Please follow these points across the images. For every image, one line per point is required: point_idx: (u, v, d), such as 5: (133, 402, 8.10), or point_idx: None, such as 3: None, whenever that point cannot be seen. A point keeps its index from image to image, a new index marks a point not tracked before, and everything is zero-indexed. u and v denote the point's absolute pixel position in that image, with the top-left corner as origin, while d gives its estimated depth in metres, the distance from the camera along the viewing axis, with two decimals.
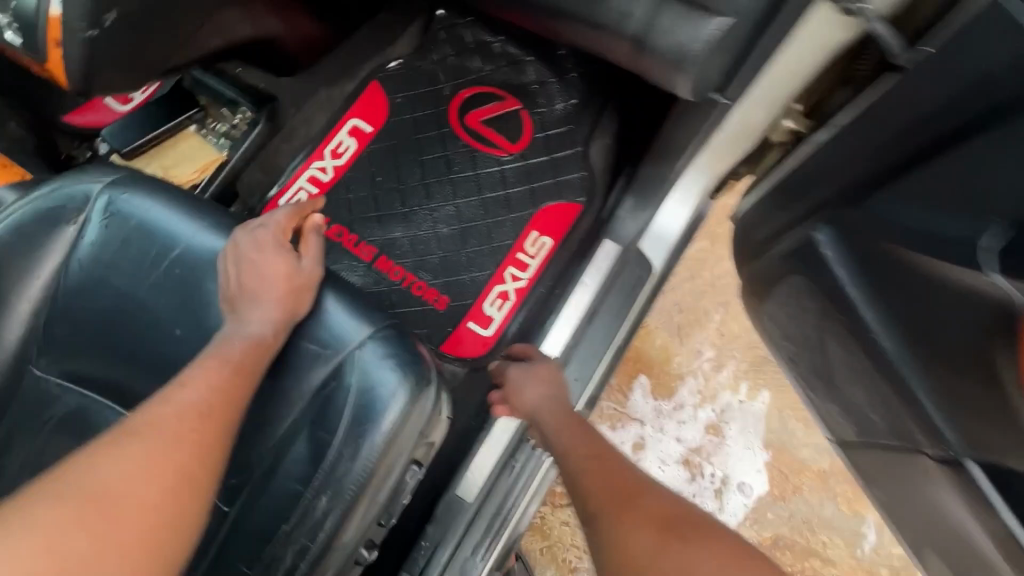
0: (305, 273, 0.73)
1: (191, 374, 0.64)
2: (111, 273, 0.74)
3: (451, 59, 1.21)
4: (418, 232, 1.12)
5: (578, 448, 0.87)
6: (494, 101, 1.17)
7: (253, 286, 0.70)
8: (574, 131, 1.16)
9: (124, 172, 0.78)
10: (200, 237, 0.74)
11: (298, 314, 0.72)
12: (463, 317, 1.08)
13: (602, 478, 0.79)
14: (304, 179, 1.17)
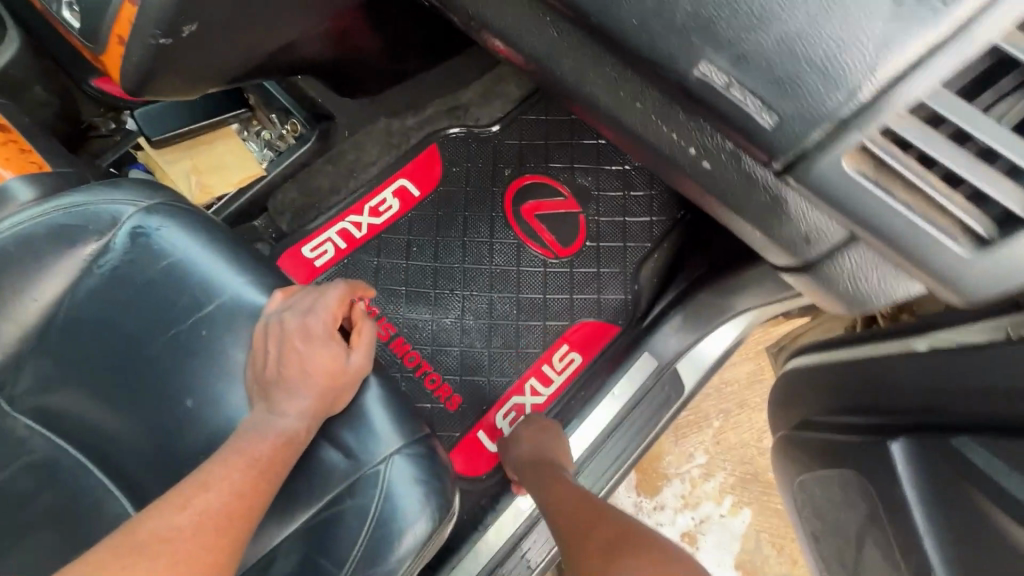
0: (351, 370, 0.65)
1: (212, 473, 0.55)
2: (123, 315, 0.64)
3: (522, 144, 1.17)
4: (445, 317, 1.09)
5: (569, 511, 0.78)
6: (553, 200, 1.15)
7: (291, 375, 0.62)
8: (626, 241, 1.13)
9: (162, 198, 0.69)
10: (235, 296, 0.66)
11: (334, 410, 0.64)
12: (473, 427, 1.04)
13: (585, 542, 0.68)
14: (334, 231, 1.09)
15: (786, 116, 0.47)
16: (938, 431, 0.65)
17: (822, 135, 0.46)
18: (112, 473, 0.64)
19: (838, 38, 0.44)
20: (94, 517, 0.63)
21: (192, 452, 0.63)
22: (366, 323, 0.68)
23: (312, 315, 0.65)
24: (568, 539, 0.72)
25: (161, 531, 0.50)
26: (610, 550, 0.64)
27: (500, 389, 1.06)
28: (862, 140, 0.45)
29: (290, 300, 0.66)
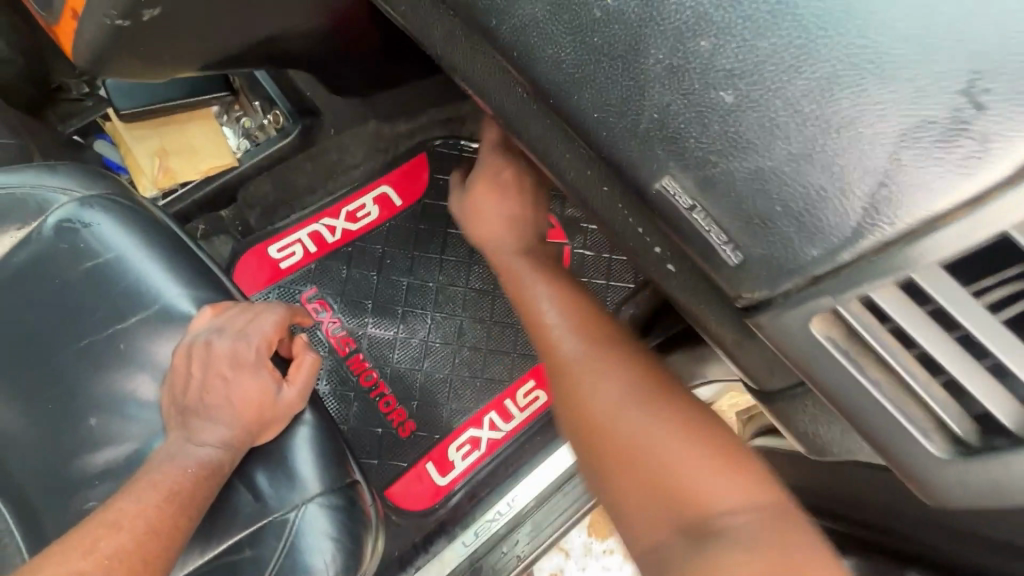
0: (281, 405, 0.59)
1: (122, 508, 0.50)
2: (34, 314, 0.59)
3: None
4: (409, 337, 1.04)
5: (579, 355, 0.57)
6: None
7: (213, 404, 0.57)
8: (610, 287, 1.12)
9: (99, 190, 0.63)
10: (156, 311, 0.61)
11: (260, 441, 0.58)
12: (423, 456, 0.99)
13: (613, 406, 0.52)
14: (305, 232, 1.04)
15: (754, 258, 0.42)
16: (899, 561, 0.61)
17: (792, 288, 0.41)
18: None
19: (809, 188, 0.40)
20: None
21: (86, 475, 0.58)
22: (307, 354, 0.63)
23: (243, 340, 0.59)
24: (586, 406, 0.53)
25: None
26: (652, 428, 0.50)
27: (456, 420, 1.01)
28: (835, 306, 0.40)
29: (220, 319, 0.60)
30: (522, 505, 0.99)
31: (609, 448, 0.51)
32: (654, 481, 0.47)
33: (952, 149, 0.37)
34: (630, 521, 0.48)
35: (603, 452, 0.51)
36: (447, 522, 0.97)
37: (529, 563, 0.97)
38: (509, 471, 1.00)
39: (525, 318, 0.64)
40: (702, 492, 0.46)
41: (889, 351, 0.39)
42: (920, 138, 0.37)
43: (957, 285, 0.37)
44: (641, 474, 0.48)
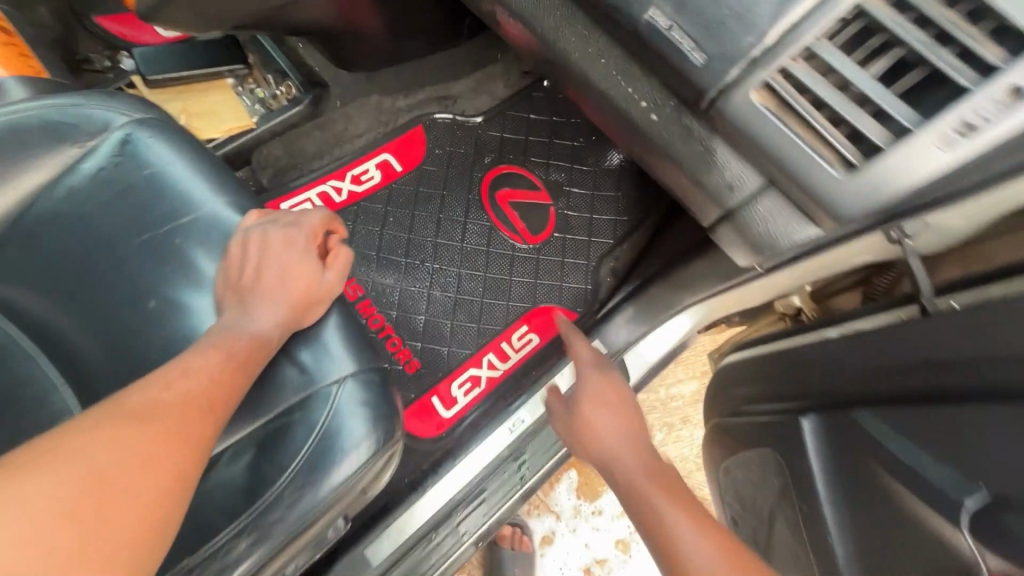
0: (324, 286, 0.69)
1: (191, 362, 0.58)
2: (100, 214, 0.68)
3: (503, 137, 1.24)
4: (411, 286, 1.13)
5: (660, 497, 0.73)
6: (528, 188, 1.22)
7: (267, 284, 0.66)
8: (593, 245, 1.21)
9: (155, 115, 0.73)
10: (210, 214, 0.69)
11: (303, 323, 0.67)
12: (427, 391, 1.06)
13: (675, 540, 0.67)
14: (315, 192, 1.13)
15: (714, 56, 0.57)
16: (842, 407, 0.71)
17: (741, 72, 0.56)
18: (64, 363, 0.66)
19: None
20: (40, 400, 0.65)
21: (145, 353, 0.65)
22: (343, 252, 0.73)
23: (292, 228, 0.71)
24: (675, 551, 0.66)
25: (148, 405, 0.51)
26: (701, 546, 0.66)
27: (457, 360, 1.10)
28: (768, 81, 0.55)
29: (267, 218, 0.70)
30: (518, 433, 1.05)
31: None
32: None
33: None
34: None
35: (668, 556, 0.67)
36: (452, 450, 1.03)
37: (528, 485, 1.06)
38: (508, 403, 1.08)
39: (619, 482, 0.79)
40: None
41: (815, 119, 0.54)
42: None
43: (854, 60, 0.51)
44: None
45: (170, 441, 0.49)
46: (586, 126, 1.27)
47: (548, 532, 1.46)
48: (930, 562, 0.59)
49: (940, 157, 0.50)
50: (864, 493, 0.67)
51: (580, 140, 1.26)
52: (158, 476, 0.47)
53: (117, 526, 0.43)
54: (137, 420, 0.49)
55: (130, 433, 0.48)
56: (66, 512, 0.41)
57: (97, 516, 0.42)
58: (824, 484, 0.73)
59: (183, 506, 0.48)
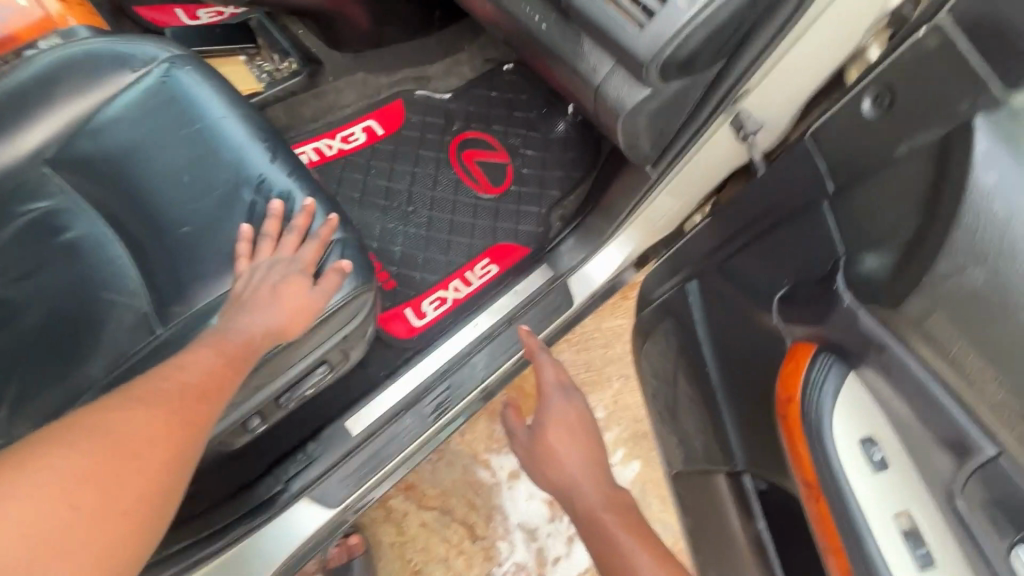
0: (313, 299, 0.81)
1: (189, 360, 0.69)
2: (148, 118, 0.89)
3: (468, 109, 1.49)
4: (389, 225, 1.36)
5: (598, 509, 1.00)
6: (489, 149, 1.47)
7: (264, 299, 0.79)
8: (542, 195, 1.44)
9: (191, 52, 0.95)
10: (234, 123, 0.91)
11: (290, 333, 0.80)
12: (401, 304, 1.28)
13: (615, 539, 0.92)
14: (310, 147, 1.37)
15: None
16: (712, 268, 0.94)
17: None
18: (115, 223, 0.86)
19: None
20: (97, 248, 0.85)
21: (181, 213, 0.86)
22: (335, 274, 0.84)
23: (291, 262, 0.83)
24: (613, 546, 0.91)
25: (153, 390, 0.62)
26: (624, 537, 0.92)
27: (427, 284, 1.32)
28: None
29: (276, 256, 0.83)
30: (476, 338, 1.26)
31: (606, 545, 0.92)
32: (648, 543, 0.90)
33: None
34: None
35: (599, 540, 0.94)
36: (421, 349, 1.23)
37: (484, 382, 1.25)
38: (468, 315, 1.29)
39: (572, 499, 1.05)
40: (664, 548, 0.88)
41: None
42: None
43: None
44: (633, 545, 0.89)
45: (172, 426, 0.59)
46: (540, 100, 1.52)
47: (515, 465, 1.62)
48: (758, 355, 0.81)
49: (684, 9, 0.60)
50: (724, 323, 0.89)
51: (534, 112, 1.51)
52: (159, 450, 0.57)
53: (125, 488, 0.52)
54: (142, 403, 0.60)
55: (137, 412, 0.58)
56: (82, 476, 0.50)
57: (108, 480, 0.51)
58: (706, 333, 0.94)
59: (183, 479, 0.59)
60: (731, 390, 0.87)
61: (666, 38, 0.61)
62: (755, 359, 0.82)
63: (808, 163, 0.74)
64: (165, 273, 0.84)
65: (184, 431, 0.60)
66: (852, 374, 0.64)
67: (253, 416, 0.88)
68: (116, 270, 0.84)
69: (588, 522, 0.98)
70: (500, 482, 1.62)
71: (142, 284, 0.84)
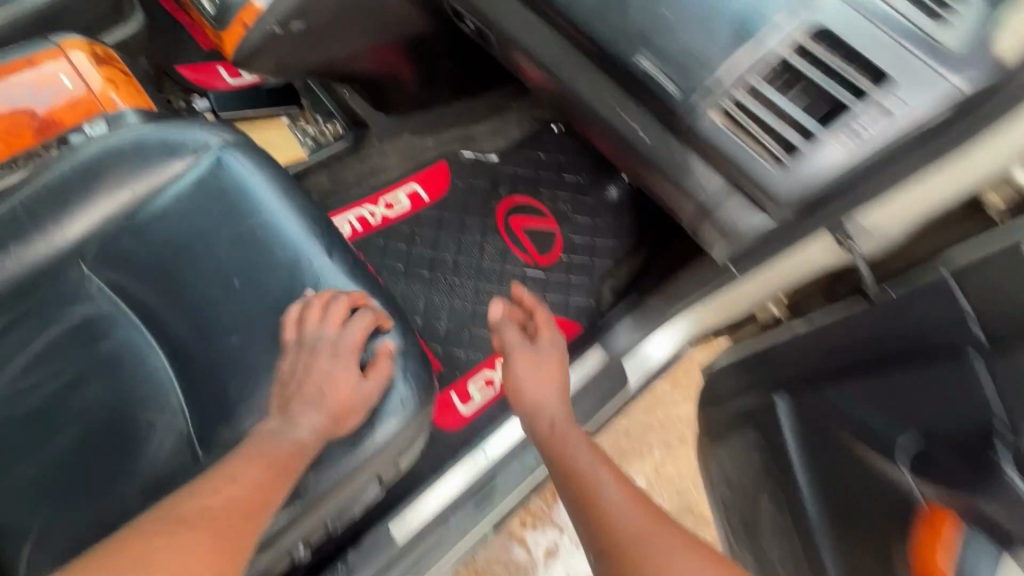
0: (360, 394, 0.74)
1: (236, 468, 0.66)
2: (197, 213, 0.83)
3: (517, 172, 1.41)
4: (433, 297, 1.28)
5: (583, 458, 0.75)
6: (537, 216, 1.39)
7: (310, 389, 0.73)
8: (593, 265, 1.36)
9: (244, 138, 0.88)
10: (289, 216, 0.83)
11: (339, 430, 0.73)
12: (447, 388, 1.19)
13: (605, 495, 0.69)
14: (353, 214, 1.31)
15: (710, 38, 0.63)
16: (804, 388, 0.85)
17: (704, 101, 0.65)
18: (158, 331, 0.78)
19: (701, 50, 0.64)
20: (136, 362, 0.77)
21: (230, 323, 0.78)
22: (384, 359, 0.77)
23: (336, 340, 0.75)
24: (605, 509, 0.67)
25: (195, 511, 0.60)
26: (605, 484, 0.71)
27: (472, 363, 1.23)
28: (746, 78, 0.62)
29: (320, 327, 0.75)
30: None
31: (624, 546, 0.63)
32: (639, 554, 0.61)
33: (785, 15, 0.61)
34: (663, 560, 0.60)
35: (593, 512, 0.68)
36: (469, 439, 1.15)
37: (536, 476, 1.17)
38: None
39: (556, 458, 0.77)
40: (673, 561, 0.59)
41: (753, 129, 0.63)
42: (767, 13, 0.61)
43: (778, 90, 0.62)
44: (636, 548, 0.62)
45: (218, 548, 0.57)
46: (590, 160, 1.43)
47: (553, 545, 1.51)
48: (882, 509, 0.71)
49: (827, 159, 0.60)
50: (824, 453, 0.81)
51: (585, 175, 1.42)
52: None
53: None
54: (186, 527, 0.58)
55: (182, 540, 0.56)
56: None
57: None
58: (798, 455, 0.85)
59: None
60: (836, 530, 0.79)
61: (807, 181, 0.61)
62: (880, 515, 0.71)
63: (947, 299, 0.64)
64: (212, 390, 0.76)
65: (227, 567, 0.56)
66: (1007, 558, 0.57)
67: (299, 545, 0.79)
68: (157, 386, 0.76)
69: (584, 496, 0.70)
70: (536, 562, 1.52)
71: (185, 401, 0.76)
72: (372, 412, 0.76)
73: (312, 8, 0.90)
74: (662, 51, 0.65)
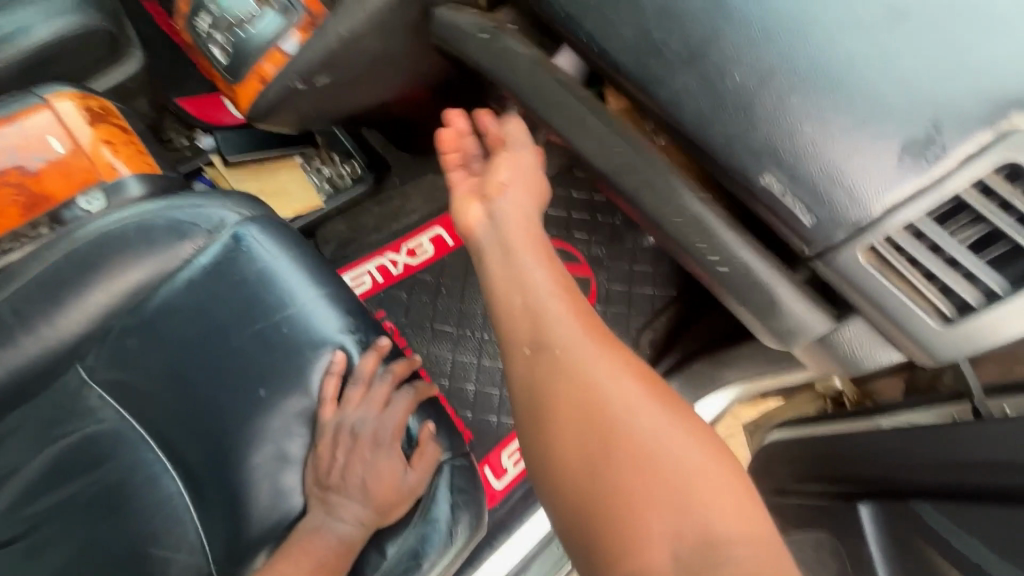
0: (405, 488, 0.66)
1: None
2: (212, 305, 0.72)
3: (549, 214, 1.31)
4: (462, 356, 1.15)
5: (581, 339, 0.54)
6: (571, 262, 1.28)
7: (353, 481, 0.65)
8: (633, 316, 1.25)
9: (263, 211, 0.77)
10: (320, 309, 0.72)
11: (385, 522, 0.65)
12: (479, 461, 1.09)
13: (605, 376, 0.51)
14: (373, 265, 1.19)
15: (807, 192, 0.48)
16: (897, 496, 0.77)
17: (847, 236, 0.46)
18: (171, 449, 0.69)
19: (843, 168, 0.45)
20: (147, 489, 0.68)
21: (255, 439, 0.68)
22: (429, 443, 0.68)
23: (382, 424, 0.69)
24: (607, 410, 0.49)
25: None
26: (601, 364, 0.52)
27: (506, 430, 1.11)
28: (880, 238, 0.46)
29: (364, 407, 0.68)
30: None
31: (609, 451, 0.47)
32: (624, 447, 0.47)
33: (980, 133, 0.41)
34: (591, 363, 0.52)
35: (601, 446, 0.48)
36: (505, 519, 1.06)
37: None
38: None
39: (547, 339, 0.54)
40: (699, 486, 0.46)
41: (911, 275, 0.45)
42: (943, 130, 0.42)
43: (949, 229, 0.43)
44: (627, 469, 0.46)
45: None
46: None
47: None
48: None
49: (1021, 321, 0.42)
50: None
51: (619, 217, 1.32)
52: None
53: None
54: None
55: None
56: None
57: None
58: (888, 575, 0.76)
59: None
60: None
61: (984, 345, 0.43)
62: None
63: None
64: (233, 523, 0.66)
65: None
66: None
67: None
68: (171, 517, 0.67)
69: (575, 387, 0.51)
70: None
71: (204, 534, 0.67)
72: (425, 520, 0.65)
73: (339, 62, 0.78)
74: (796, 169, 0.47)
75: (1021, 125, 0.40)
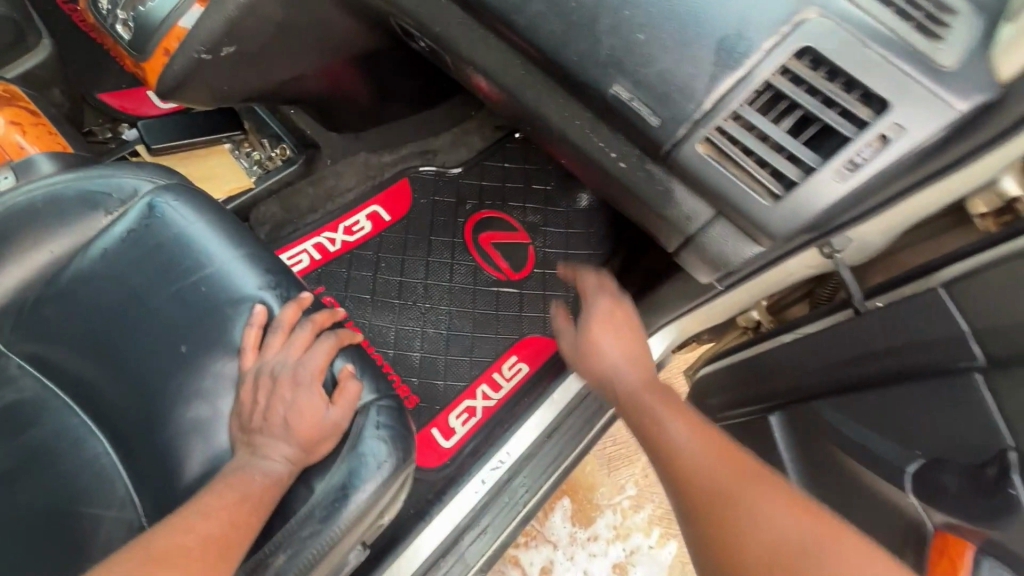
0: (329, 424, 0.67)
1: (207, 502, 0.60)
2: (131, 272, 0.74)
3: (483, 185, 1.29)
4: (404, 325, 1.18)
5: (720, 477, 0.57)
6: (507, 229, 1.26)
7: (275, 420, 0.66)
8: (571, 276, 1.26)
9: (178, 180, 0.79)
10: (240, 266, 0.75)
11: (313, 457, 0.67)
12: (426, 425, 1.12)
13: (737, 504, 0.54)
14: (310, 243, 1.21)
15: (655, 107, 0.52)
16: (800, 402, 0.84)
17: (687, 132, 0.51)
18: (98, 410, 0.70)
19: (678, 70, 0.50)
20: (74, 450, 0.69)
21: (181, 393, 0.70)
22: (349, 380, 0.70)
23: (300, 367, 0.70)
24: (742, 532, 0.52)
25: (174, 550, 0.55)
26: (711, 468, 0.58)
27: (452, 393, 1.14)
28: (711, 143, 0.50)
29: (284, 352, 0.70)
30: (515, 457, 1.11)
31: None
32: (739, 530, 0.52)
33: (780, 27, 0.47)
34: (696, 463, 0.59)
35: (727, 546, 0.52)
36: (454, 477, 1.09)
37: (528, 509, 1.11)
38: (505, 429, 1.13)
39: (689, 485, 0.58)
40: None
41: (743, 159, 0.49)
42: (755, 26, 0.48)
43: (768, 116, 0.48)
44: None
45: None
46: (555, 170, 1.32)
47: None
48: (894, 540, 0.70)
49: (837, 186, 0.47)
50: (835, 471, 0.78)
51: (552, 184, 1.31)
52: None
53: None
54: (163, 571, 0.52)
55: None
56: None
57: None
58: None
59: None
60: None
61: (807, 216, 0.49)
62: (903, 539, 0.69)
63: (944, 313, 0.62)
64: (163, 473, 0.67)
65: None
66: None
67: None
68: (101, 475, 0.68)
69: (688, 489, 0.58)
70: None
71: (135, 489, 0.68)
72: (356, 454, 0.68)
73: (241, 33, 0.81)
74: (639, 76, 0.51)
75: (812, 16, 0.46)
